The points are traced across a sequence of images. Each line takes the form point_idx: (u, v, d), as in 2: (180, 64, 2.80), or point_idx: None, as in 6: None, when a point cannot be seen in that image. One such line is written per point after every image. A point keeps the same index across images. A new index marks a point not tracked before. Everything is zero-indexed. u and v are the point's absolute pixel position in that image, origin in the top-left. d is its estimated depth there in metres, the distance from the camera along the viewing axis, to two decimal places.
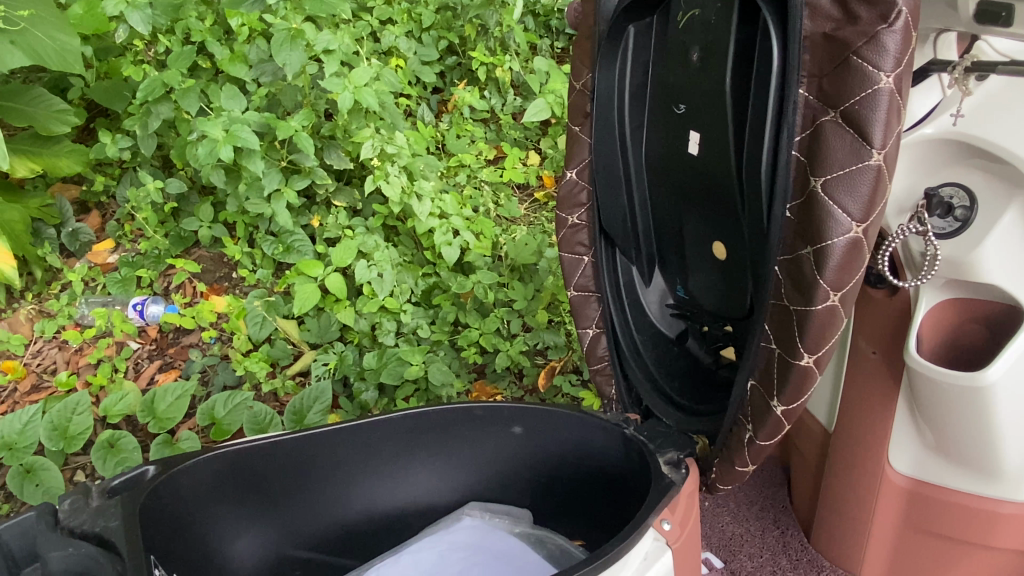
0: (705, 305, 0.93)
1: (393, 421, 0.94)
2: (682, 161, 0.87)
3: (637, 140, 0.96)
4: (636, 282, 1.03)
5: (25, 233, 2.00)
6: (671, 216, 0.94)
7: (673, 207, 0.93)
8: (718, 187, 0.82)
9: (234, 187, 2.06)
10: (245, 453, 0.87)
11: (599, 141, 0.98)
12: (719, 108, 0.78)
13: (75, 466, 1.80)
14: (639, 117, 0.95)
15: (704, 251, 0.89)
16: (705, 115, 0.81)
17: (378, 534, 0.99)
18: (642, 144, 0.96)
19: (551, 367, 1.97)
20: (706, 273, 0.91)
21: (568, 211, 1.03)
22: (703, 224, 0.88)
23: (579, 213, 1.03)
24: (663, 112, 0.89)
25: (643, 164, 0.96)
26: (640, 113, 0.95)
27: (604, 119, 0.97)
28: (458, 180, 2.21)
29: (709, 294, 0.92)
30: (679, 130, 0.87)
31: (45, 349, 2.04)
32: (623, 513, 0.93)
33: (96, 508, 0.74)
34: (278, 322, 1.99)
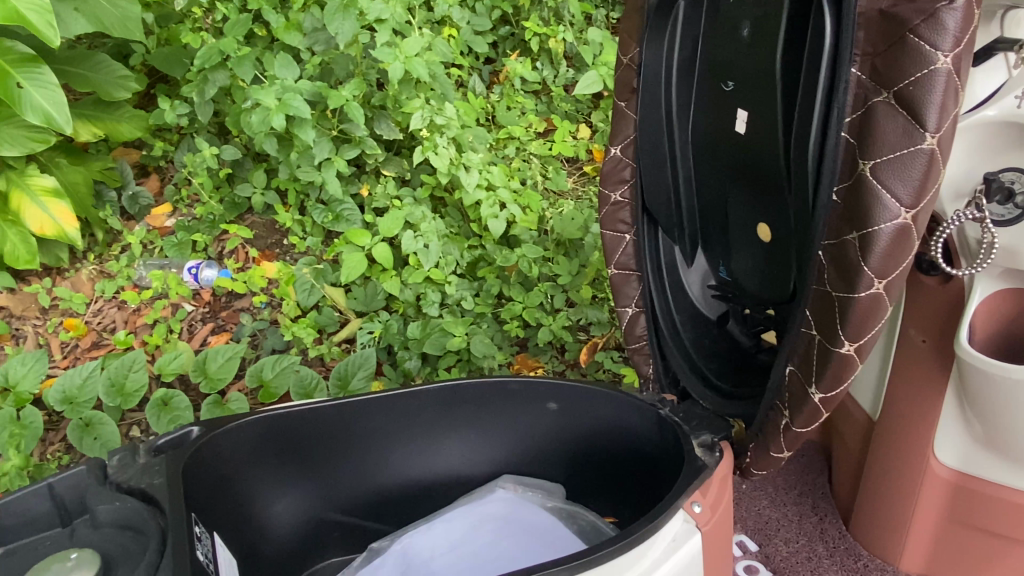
0: (747, 287, 0.91)
1: (429, 392, 0.95)
2: (728, 140, 0.85)
3: (683, 118, 0.94)
4: (678, 261, 1.02)
5: (87, 196, 2.12)
6: (715, 196, 0.92)
7: (719, 187, 0.90)
8: (766, 168, 0.80)
9: (286, 154, 2.10)
10: (286, 417, 0.89)
11: (645, 116, 0.96)
12: (768, 87, 0.76)
13: (131, 422, 1.89)
14: (686, 94, 0.92)
15: (747, 232, 0.87)
16: (754, 94, 0.78)
17: (412, 502, 1.00)
18: (689, 122, 0.93)
19: (593, 343, 1.97)
20: (749, 255, 0.89)
21: (612, 188, 1.02)
22: (749, 205, 0.86)
23: (622, 189, 1.01)
24: (711, 89, 0.87)
25: (688, 142, 0.94)
26: (687, 91, 0.92)
27: (649, 96, 0.95)
28: (507, 153, 2.21)
29: (752, 277, 0.89)
30: (727, 108, 0.84)
31: (105, 308, 2.12)
32: (655, 493, 0.93)
33: (142, 465, 0.78)
34: (326, 289, 2.03)
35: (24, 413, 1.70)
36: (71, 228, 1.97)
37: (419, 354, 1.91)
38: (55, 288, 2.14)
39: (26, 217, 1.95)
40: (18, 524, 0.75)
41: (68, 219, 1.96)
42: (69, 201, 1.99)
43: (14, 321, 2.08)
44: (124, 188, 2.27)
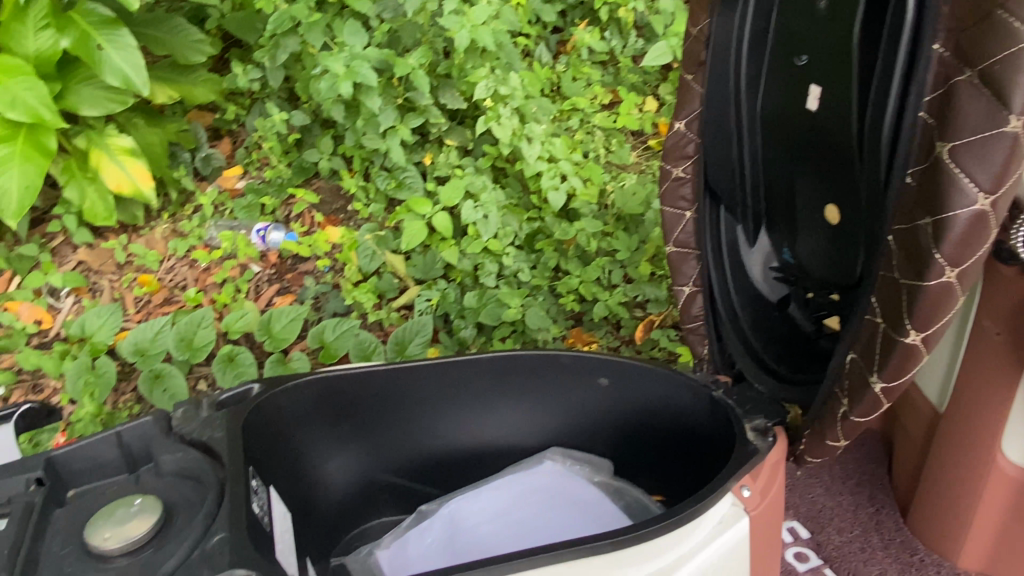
0: (812, 271, 0.88)
1: (481, 363, 0.95)
2: (799, 118, 0.82)
3: (752, 94, 0.89)
4: (740, 242, 0.99)
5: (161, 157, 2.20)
6: (781, 176, 0.88)
7: (786, 166, 0.87)
8: (837, 145, 0.77)
9: (352, 121, 2.12)
10: (342, 380, 0.91)
11: (711, 91, 0.94)
12: (844, 62, 0.73)
13: (199, 376, 1.97)
14: (756, 68, 0.87)
15: (815, 213, 0.84)
16: (830, 69, 0.75)
17: (462, 469, 1.02)
18: (758, 98, 0.88)
19: (650, 321, 1.95)
20: (816, 236, 0.86)
21: (674, 164, 1.01)
22: (817, 185, 0.83)
23: (684, 165, 1.01)
24: (782, 63, 0.83)
25: (756, 119, 0.89)
26: (757, 65, 0.87)
27: (719, 68, 0.92)
28: (570, 125, 2.20)
29: (817, 261, 0.86)
30: (799, 84, 0.80)
31: (177, 266, 2.20)
32: (704, 476, 0.92)
33: (204, 417, 0.82)
34: (387, 256, 2.07)
35: (98, 363, 1.79)
36: (146, 187, 2.06)
37: (475, 324, 1.94)
38: (130, 245, 2.23)
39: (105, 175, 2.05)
40: (87, 469, 0.80)
41: (144, 178, 2.05)
42: (145, 161, 2.08)
43: (92, 275, 2.18)
44: (197, 150, 2.35)
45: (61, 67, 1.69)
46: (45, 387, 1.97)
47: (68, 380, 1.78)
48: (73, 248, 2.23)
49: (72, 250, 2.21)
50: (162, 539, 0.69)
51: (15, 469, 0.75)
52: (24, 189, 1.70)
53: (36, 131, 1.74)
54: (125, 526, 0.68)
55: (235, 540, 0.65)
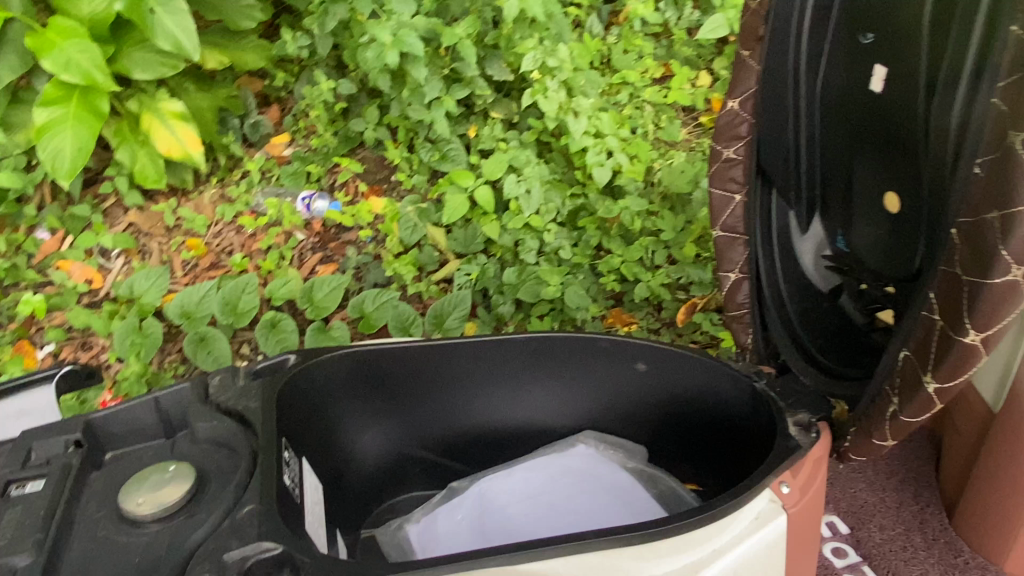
0: (867, 261, 0.84)
1: (517, 343, 0.94)
2: (862, 100, 0.78)
3: (812, 74, 0.85)
4: (793, 227, 0.95)
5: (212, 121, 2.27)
6: (840, 160, 0.85)
7: (847, 149, 0.83)
8: (902, 129, 0.73)
9: (398, 91, 2.11)
10: (377, 355, 0.90)
11: (770, 67, 0.89)
12: (914, 42, 0.69)
13: (242, 340, 2.00)
14: (818, 45, 0.83)
15: (873, 201, 0.81)
16: (897, 50, 0.71)
17: (495, 447, 1.01)
18: (819, 77, 0.84)
19: (693, 304, 1.91)
20: (875, 225, 0.82)
21: (725, 144, 0.97)
22: (879, 170, 0.79)
23: (735, 146, 0.96)
24: (847, 42, 0.79)
25: (815, 100, 0.85)
26: (819, 43, 0.82)
27: (778, 45, 0.87)
28: (618, 100, 2.16)
29: (874, 251, 0.83)
30: (865, 63, 0.76)
31: (224, 231, 2.23)
32: (744, 467, 0.90)
33: (240, 386, 0.82)
34: (428, 229, 2.07)
35: (146, 324, 1.83)
36: (196, 152, 2.09)
37: (514, 300, 1.93)
38: (179, 208, 2.27)
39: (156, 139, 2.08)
40: (126, 432, 0.81)
41: (193, 143, 2.07)
42: (194, 126, 2.11)
43: (142, 237, 2.23)
44: (247, 116, 2.36)
45: (115, 30, 1.71)
46: (94, 345, 2.02)
47: (116, 339, 1.82)
48: (124, 210, 2.28)
49: (123, 212, 2.26)
50: (194, 506, 0.69)
51: (56, 430, 0.78)
52: (76, 150, 1.74)
53: (90, 94, 1.77)
54: (159, 491, 0.69)
55: (264, 512, 0.65)
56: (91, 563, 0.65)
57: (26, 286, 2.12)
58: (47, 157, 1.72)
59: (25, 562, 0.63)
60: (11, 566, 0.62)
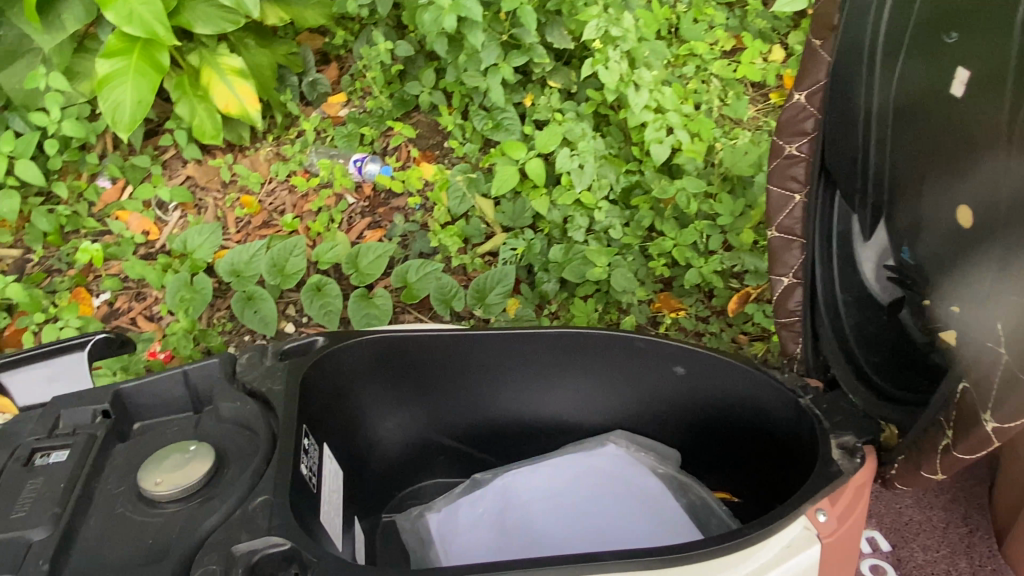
0: (932, 277, 0.76)
1: (549, 337, 0.91)
2: (940, 103, 0.71)
3: (887, 71, 0.78)
4: (855, 234, 0.90)
5: (270, 78, 2.25)
6: (910, 165, 0.77)
7: (920, 154, 0.75)
8: (978, 139, 0.66)
9: (454, 56, 2.09)
10: (403, 341, 0.88)
11: (839, 61, 0.85)
12: (1002, 42, 0.61)
13: (288, 301, 2.01)
14: (898, 38, 0.75)
15: (942, 213, 0.73)
16: (981, 50, 0.64)
17: (523, 439, 0.99)
18: (894, 75, 0.77)
19: (746, 293, 1.86)
20: (943, 240, 0.74)
21: (788, 139, 0.93)
22: (949, 181, 0.71)
23: (798, 143, 0.92)
24: (928, 38, 0.71)
25: (887, 98, 0.79)
26: (899, 39, 0.75)
27: (853, 37, 0.82)
28: (684, 72, 2.13)
29: (940, 268, 0.75)
30: (946, 64, 0.69)
31: (278, 190, 2.24)
32: (782, 483, 0.85)
33: (267, 367, 0.81)
34: (477, 200, 2.04)
35: (196, 280, 1.86)
36: (253, 109, 2.10)
37: (559, 278, 1.90)
38: (235, 164, 2.29)
39: (215, 94, 2.10)
40: (152, 404, 0.82)
41: (251, 99, 2.09)
42: (252, 83, 2.12)
43: (198, 192, 2.26)
44: (305, 74, 2.36)
45: None
46: (147, 296, 2.06)
47: (167, 294, 1.83)
48: (182, 163, 2.32)
49: (182, 164, 2.31)
50: (211, 490, 0.68)
51: (84, 399, 0.78)
52: (137, 102, 1.77)
53: (151, 47, 1.78)
54: (178, 472, 0.69)
55: (278, 503, 0.64)
56: (106, 541, 0.65)
57: (85, 234, 2.17)
58: (107, 109, 1.75)
59: (41, 537, 0.63)
60: (27, 539, 0.62)
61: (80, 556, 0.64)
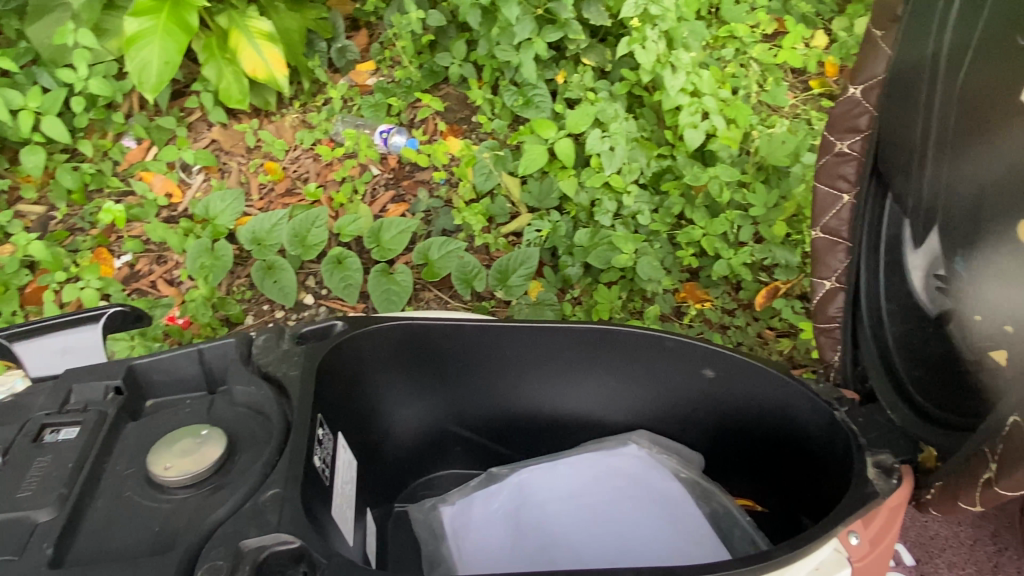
0: (986, 292, 0.70)
1: (577, 332, 0.88)
2: (1007, 107, 0.65)
3: (952, 66, 0.72)
4: (905, 239, 0.84)
5: (298, 42, 2.21)
6: (969, 170, 0.71)
7: (980, 161, 0.69)
8: None
9: (487, 29, 2.06)
10: (425, 329, 0.85)
11: (901, 55, 0.81)
12: None
13: (308, 272, 2.00)
14: (966, 36, 0.69)
15: (1003, 226, 0.66)
16: None
17: (541, 434, 0.96)
18: (960, 74, 0.71)
19: (775, 288, 1.82)
20: (1001, 253, 0.67)
21: (840, 136, 0.91)
22: (1008, 196, 0.65)
23: (850, 140, 0.90)
24: (999, 35, 0.65)
25: (950, 96, 0.73)
26: (964, 41, 0.70)
27: (916, 34, 0.77)
28: (724, 55, 2.07)
29: (995, 284, 0.69)
30: (1016, 66, 0.63)
31: (302, 157, 2.22)
32: (811, 496, 0.82)
33: (284, 351, 0.79)
34: (503, 177, 2.00)
35: (217, 245, 1.85)
36: (280, 75, 2.07)
37: (583, 263, 1.88)
38: (261, 130, 2.27)
39: (242, 57, 2.06)
40: (166, 381, 0.80)
41: (278, 64, 2.06)
42: (281, 47, 2.09)
43: (223, 156, 2.25)
44: (334, 40, 2.34)
45: None
46: (168, 259, 2.05)
47: (188, 257, 1.83)
48: (207, 126, 2.31)
49: (207, 128, 2.29)
50: (221, 478, 0.66)
51: (96, 373, 0.77)
52: (164, 64, 1.74)
53: (180, 7, 1.75)
54: (188, 457, 0.67)
55: (288, 497, 0.62)
56: (112, 525, 0.63)
57: (109, 193, 2.17)
58: (134, 68, 1.72)
59: (46, 518, 0.61)
60: (33, 521, 0.61)
61: (86, 539, 0.62)
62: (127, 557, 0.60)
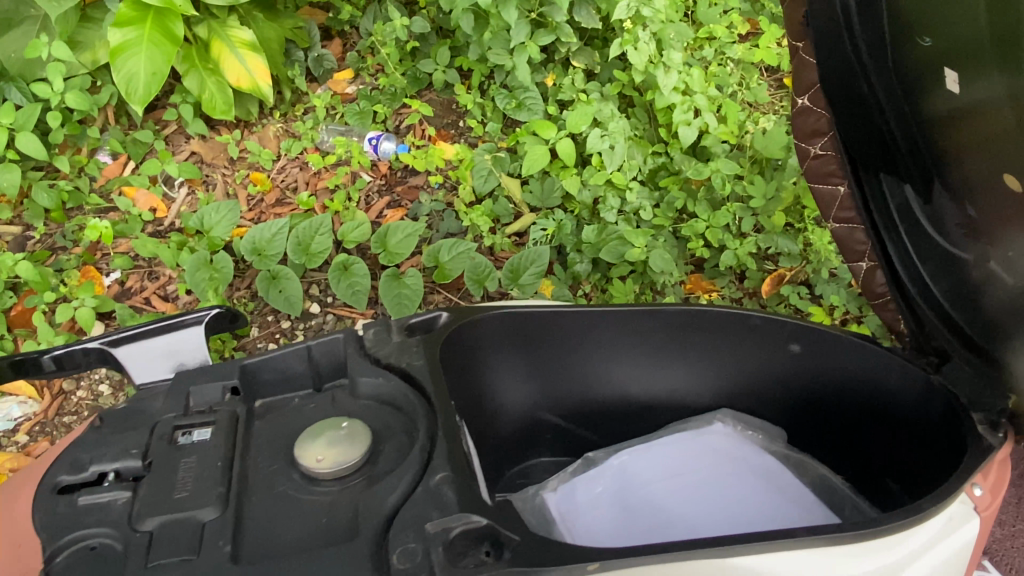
0: (998, 236, 0.68)
1: (668, 314, 0.91)
2: (943, 98, 0.68)
3: (880, 58, 0.75)
4: (913, 202, 0.82)
5: (277, 50, 2.19)
6: (937, 137, 0.72)
7: (943, 135, 0.70)
8: (989, 125, 0.62)
9: (479, 34, 2.08)
10: (527, 317, 0.87)
11: (827, 65, 0.81)
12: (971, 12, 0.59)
13: (311, 281, 1.98)
14: (877, 35, 0.74)
15: (987, 183, 0.66)
16: (960, 56, 0.63)
17: (627, 418, 0.98)
18: (890, 64, 0.74)
19: (780, 275, 1.89)
20: (1000, 202, 0.65)
21: (808, 141, 0.89)
22: (982, 151, 0.65)
23: (819, 142, 0.87)
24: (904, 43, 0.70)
25: (890, 82, 0.75)
26: (879, 37, 0.74)
27: (825, 46, 0.79)
28: (705, 55, 2.12)
29: (998, 240, 0.69)
30: (936, 65, 0.67)
31: (288, 167, 2.18)
32: (900, 460, 0.85)
33: (398, 343, 0.79)
34: (502, 178, 2.02)
35: (216, 258, 1.77)
36: (264, 83, 2.03)
37: (592, 259, 1.91)
38: (244, 140, 2.22)
39: (225, 68, 2.02)
40: (275, 380, 0.78)
41: (262, 74, 2.01)
42: (264, 56, 2.04)
43: (205, 168, 2.17)
44: (311, 49, 2.31)
45: None
46: (160, 275, 1.97)
47: (188, 274, 1.75)
48: (185, 139, 2.24)
49: (185, 140, 2.23)
50: (372, 469, 0.66)
51: (212, 375, 0.76)
52: (151, 75, 1.69)
53: (165, 17, 1.70)
54: (335, 449, 0.67)
55: (461, 482, 0.62)
56: (277, 519, 0.63)
57: (89, 211, 2.06)
58: (121, 80, 1.67)
59: (212, 517, 0.61)
60: (200, 519, 0.60)
61: (254, 534, 0.61)
62: (304, 548, 0.59)
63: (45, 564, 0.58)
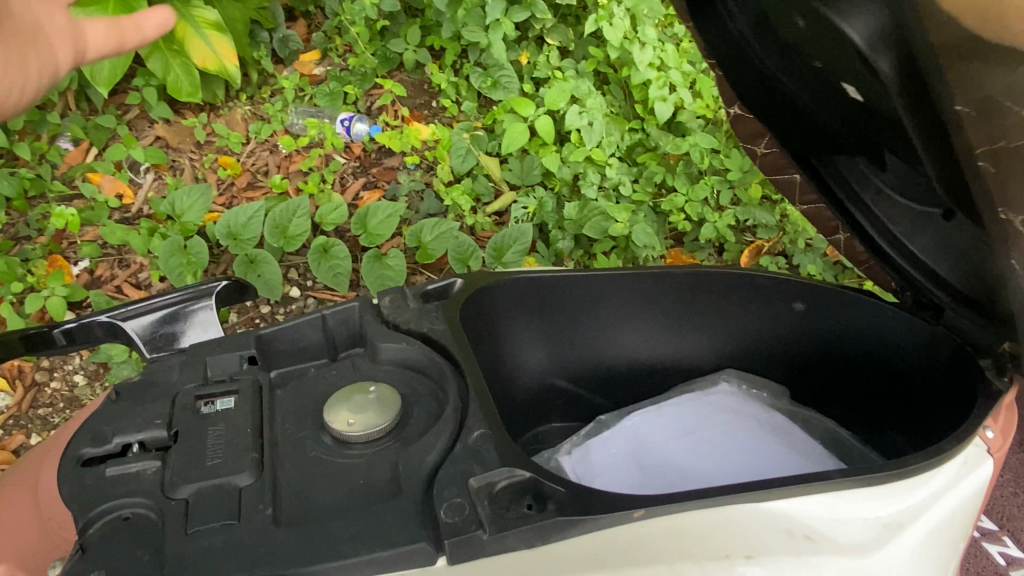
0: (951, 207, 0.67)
1: (675, 276, 0.91)
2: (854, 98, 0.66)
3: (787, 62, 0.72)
4: (868, 170, 0.80)
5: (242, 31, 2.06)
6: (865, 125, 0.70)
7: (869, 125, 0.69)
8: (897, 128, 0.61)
9: (452, 11, 2.05)
10: (540, 282, 0.87)
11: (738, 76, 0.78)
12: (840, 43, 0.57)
13: (289, 265, 1.87)
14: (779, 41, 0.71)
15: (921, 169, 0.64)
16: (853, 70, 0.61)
17: (635, 381, 0.99)
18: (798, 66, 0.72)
19: (758, 247, 1.90)
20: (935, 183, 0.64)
21: (753, 141, 0.86)
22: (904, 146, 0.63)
23: (763, 142, 0.85)
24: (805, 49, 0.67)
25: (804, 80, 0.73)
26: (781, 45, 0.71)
27: (736, 63, 0.77)
28: (677, 31, 2.11)
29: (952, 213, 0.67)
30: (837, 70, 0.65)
31: (258, 151, 2.07)
32: (903, 409, 0.87)
33: (416, 308, 0.78)
34: (481, 156, 1.98)
35: (190, 243, 1.64)
36: (232, 66, 1.90)
37: (574, 236, 1.89)
38: (211, 124, 2.10)
39: (189, 49, 1.89)
40: (291, 351, 0.76)
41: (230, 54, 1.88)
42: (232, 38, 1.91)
43: (171, 153, 2.05)
44: (276, 30, 2.20)
45: None
46: (132, 263, 1.83)
47: (160, 259, 1.62)
48: (149, 123, 2.10)
49: (149, 124, 2.09)
50: (403, 432, 0.66)
51: (227, 346, 0.74)
52: (116, 56, 1.62)
53: None
54: (367, 412, 0.66)
55: (497, 438, 0.62)
56: (312, 482, 0.62)
57: (52, 199, 1.91)
58: (84, 63, 1.60)
59: (247, 483, 0.60)
60: (235, 485, 0.59)
61: (292, 497, 0.60)
62: (345, 508, 0.59)
63: (79, 535, 0.57)
